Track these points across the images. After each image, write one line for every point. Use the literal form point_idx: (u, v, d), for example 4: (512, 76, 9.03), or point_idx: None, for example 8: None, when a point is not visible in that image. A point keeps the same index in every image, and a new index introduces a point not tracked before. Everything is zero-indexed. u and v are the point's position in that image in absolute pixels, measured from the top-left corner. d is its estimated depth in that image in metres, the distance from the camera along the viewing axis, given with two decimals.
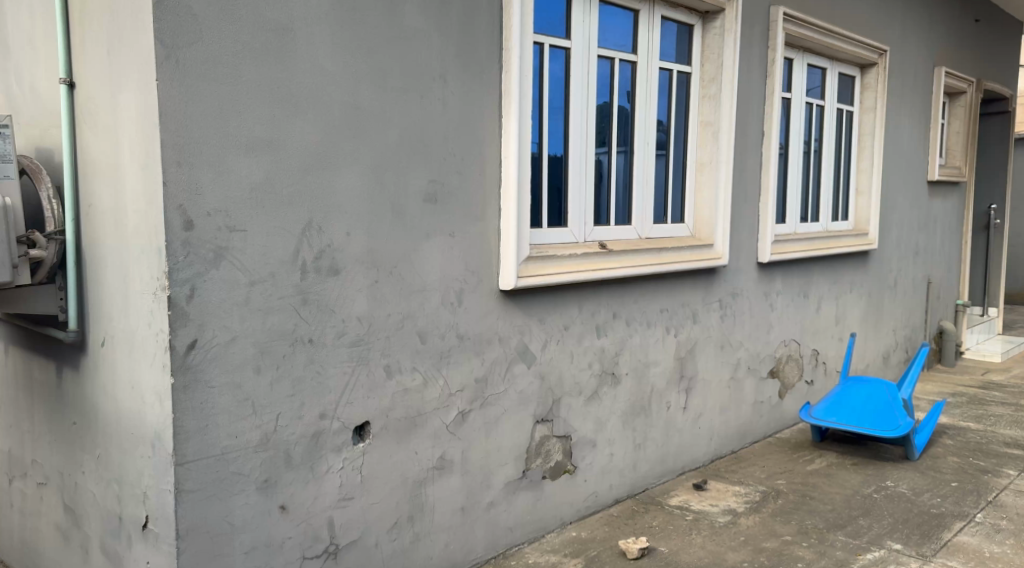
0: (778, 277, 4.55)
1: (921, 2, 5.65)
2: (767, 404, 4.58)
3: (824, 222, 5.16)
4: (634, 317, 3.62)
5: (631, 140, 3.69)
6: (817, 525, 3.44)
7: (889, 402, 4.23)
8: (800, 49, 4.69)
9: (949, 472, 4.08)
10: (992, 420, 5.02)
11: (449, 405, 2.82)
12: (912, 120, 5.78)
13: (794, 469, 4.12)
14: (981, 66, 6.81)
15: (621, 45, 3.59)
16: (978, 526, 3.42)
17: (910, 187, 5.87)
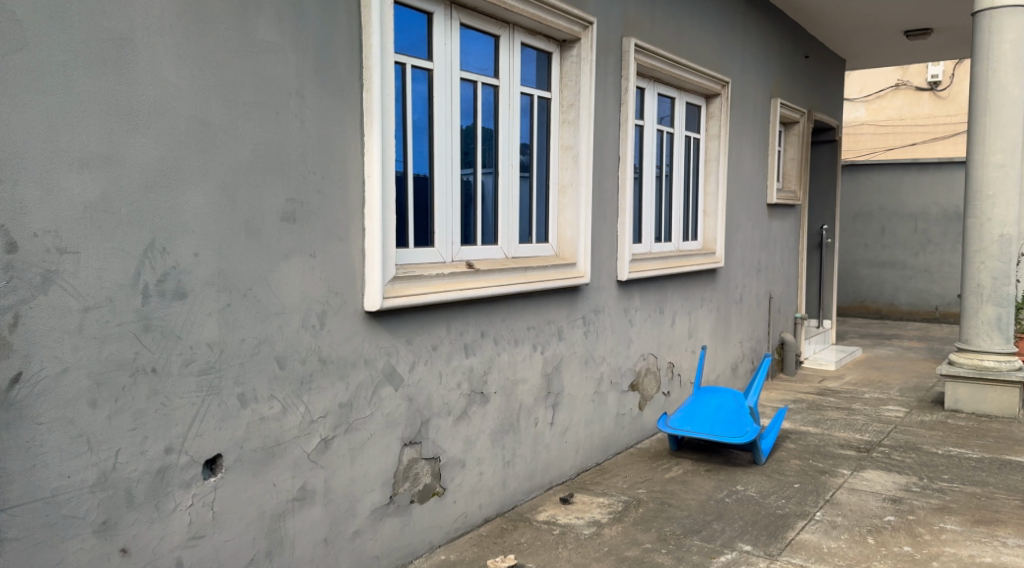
0: (636, 294, 4.75)
1: (758, 38, 6.12)
2: (628, 416, 4.74)
3: (677, 242, 5.43)
4: (501, 336, 3.65)
5: (496, 161, 3.74)
6: (675, 531, 3.59)
7: (738, 410, 4.50)
8: (651, 79, 4.95)
9: (792, 474, 4.38)
10: (827, 423, 5.44)
11: (311, 432, 2.73)
12: (752, 147, 6.23)
13: (654, 478, 4.28)
14: (811, 98, 7.44)
15: (483, 69, 3.64)
16: (817, 524, 3.68)
17: (752, 208, 6.31)
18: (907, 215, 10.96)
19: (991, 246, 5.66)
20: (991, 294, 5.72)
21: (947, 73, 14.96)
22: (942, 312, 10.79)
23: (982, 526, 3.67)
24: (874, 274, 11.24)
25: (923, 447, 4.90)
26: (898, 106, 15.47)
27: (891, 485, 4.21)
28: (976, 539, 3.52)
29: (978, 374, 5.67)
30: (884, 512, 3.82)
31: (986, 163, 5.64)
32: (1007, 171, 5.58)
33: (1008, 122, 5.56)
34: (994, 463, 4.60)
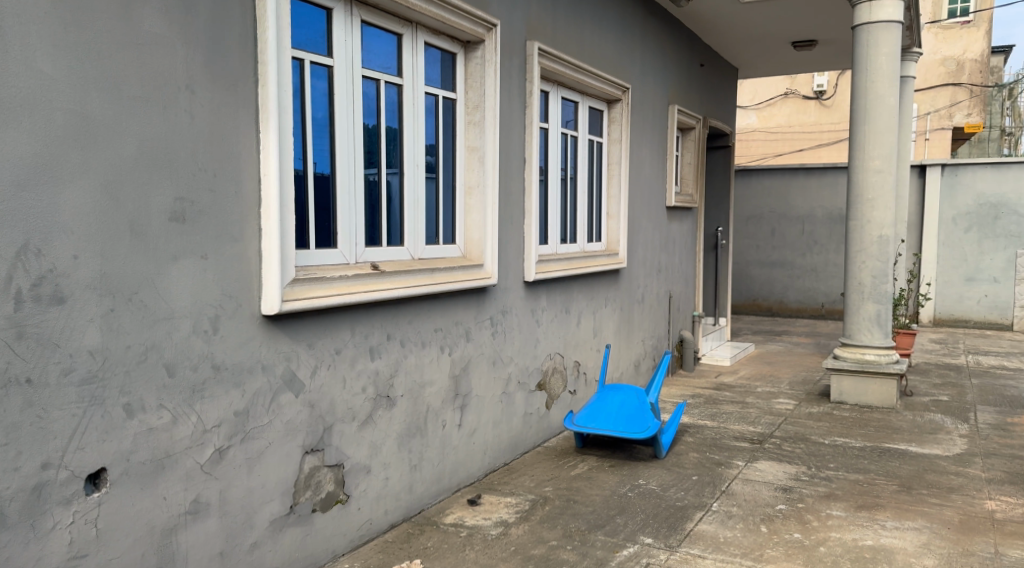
0: (543, 294, 4.79)
1: (656, 45, 6.30)
2: (535, 416, 4.78)
3: (582, 243, 5.52)
4: (407, 338, 3.61)
5: (400, 161, 3.69)
6: (580, 527, 3.64)
7: (639, 406, 4.61)
8: (554, 82, 5.01)
9: (691, 467, 4.53)
10: (723, 417, 5.66)
11: (204, 442, 2.61)
12: (652, 151, 6.40)
13: (560, 475, 4.34)
14: (707, 105, 7.72)
15: (386, 67, 3.59)
16: (714, 514, 3.82)
17: (652, 211, 6.49)
18: (796, 217, 11.53)
19: (871, 247, 6.03)
20: (871, 292, 6.09)
21: (831, 83, 15.83)
22: (827, 309, 11.42)
23: (864, 511, 3.90)
24: (766, 273, 11.78)
25: (810, 438, 5.16)
26: (787, 113, 16.28)
27: (782, 475, 4.41)
28: (858, 523, 3.74)
29: (860, 367, 6.02)
30: (775, 501, 4.01)
31: (865, 169, 6.01)
32: (884, 176, 5.96)
33: (884, 130, 5.93)
34: (874, 451, 4.91)
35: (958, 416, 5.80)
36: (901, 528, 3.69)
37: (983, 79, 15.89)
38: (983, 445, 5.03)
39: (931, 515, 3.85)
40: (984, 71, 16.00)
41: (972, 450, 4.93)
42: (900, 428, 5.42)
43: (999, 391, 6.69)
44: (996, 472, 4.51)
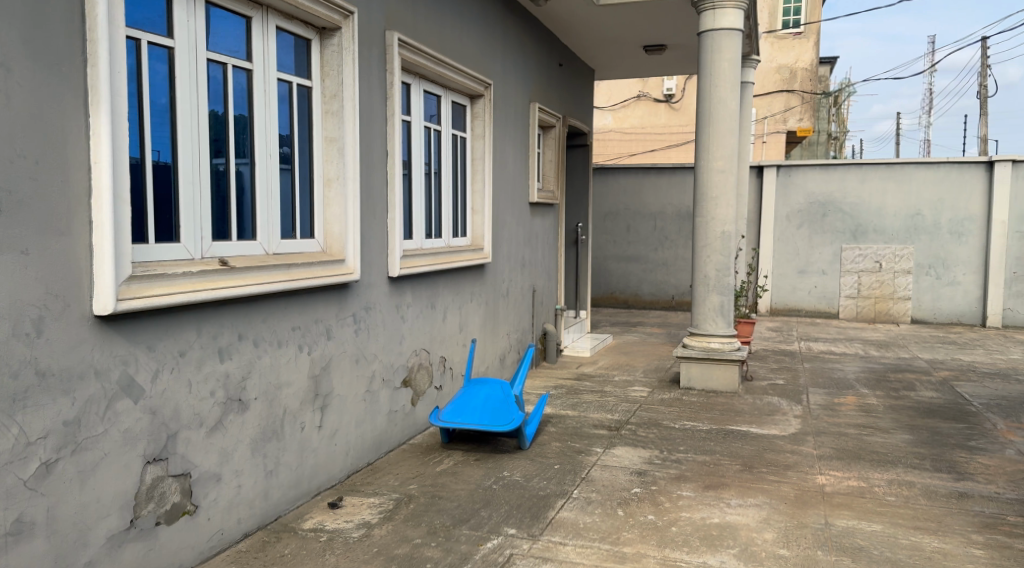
0: (407, 290, 4.72)
1: (516, 43, 6.37)
2: (400, 414, 4.70)
3: (446, 238, 5.49)
4: (262, 337, 3.45)
5: (251, 150, 3.52)
6: (445, 523, 3.63)
7: (504, 399, 4.65)
8: (415, 74, 4.95)
9: (553, 456, 4.62)
10: (584, 406, 5.82)
11: (28, 456, 2.38)
12: (515, 147, 6.47)
13: (425, 472, 4.30)
14: (566, 103, 7.90)
15: (234, 51, 3.40)
16: (574, 501, 3.92)
17: (516, 206, 6.57)
18: (649, 214, 12.06)
19: (716, 242, 6.39)
20: (716, 284, 6.46)
21: (679, 87, 16.69)
22: (678, 301, 12.03)
23: (711, 490, 4.13)
24: (623, 267, 12.24)
25: (663, 423, 5.41)
26: (640, 115, 16.99)
27: (637, 460, 4.60)
28: (706, 502, 3.96)
29: (707, 355, 6.38)
30: (631, 485, 4.16)
31: (710, 168, 6.37)
32: (728, 176, 6.34)
33: (726, 133, 6.31)
34: (720, 433, 5.21)
35: (793, 398, 6.28)
36: (744, 505, 3.94)
37: (812, 87, 17.27)
38: (814, 424, 5.48)
39: (770, 491, 4.14)
40: (813, 79, 17.38)
41: (805, 429, 5.34)
42: (742, 411, 5.79)
43: (827, 373, 7.31)
44: (825, 449, 4.91)
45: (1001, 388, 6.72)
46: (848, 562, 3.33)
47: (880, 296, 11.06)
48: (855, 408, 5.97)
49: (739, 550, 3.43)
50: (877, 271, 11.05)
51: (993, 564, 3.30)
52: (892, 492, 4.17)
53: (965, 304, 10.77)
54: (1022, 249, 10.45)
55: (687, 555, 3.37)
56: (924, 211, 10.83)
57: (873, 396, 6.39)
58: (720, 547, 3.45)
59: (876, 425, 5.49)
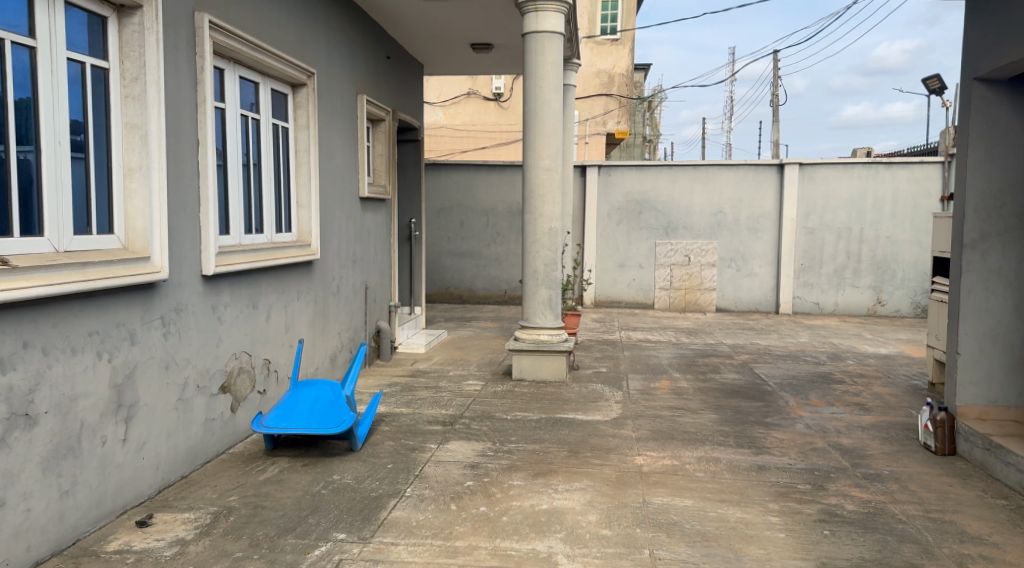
0: (225, 289, 4.45)
1: (341, 32, 6.19)
2: (218, 421, 4.42)
3: (268, 234, 5.23)
4: (53, 344, 3.12)
5: (36, 136, 3.18)
6: (268, 534, 3.46)
7: (334, 400, 4.51)
8: (229, 60, 4.68)
9: (385, 456, 4.55)
10: (418, 403, 5.78)
11: None
12: (342, 140, 6.29)
13: (247, 482, 4.08)
14: (394, 97, 7.81)
15: (13, 26, 3.05)
16: (407, 500, 3.88)
17: (345, 201, 6.39)
18: (481, 210, 12.20)
19: (543, 238, 6.59)
20: (544, 278, 6.65)
21: (507, 86, 17.02)
22: (510, 295, 12.29)
23: (540, 478, 4.25)
24: (456, 263, 12.31)
25: (495, 415, 5.50)
26: (469, 112, 17.15)
27: (470, 453, 4.63)
28: (535, 490, 4.07)
29: (537, 347, 6.54)
30: (464, 479, 4.19)
31: (536, 166, 6.54)
32: (552, 174, 6.55)
33: (550, 132, 6.51)
34: (550, 422, 5.38)
35: (615, 385, 6.61)
36: (570, 490, 4.09)
37: (628, 92, 18.25)
38: (633, 408, 5.79)
39: (595, 474, 4.33)
40: (629, 84, 18.37)
41: (625, 413, 5.64)
42: (569, 399, 6.01)
43: (645, 360, 7.77)
44: (643, 431, 5.21)
45: (791, 368, 7.46)
46: (663, 536, 3.55)
47: (689, 288, 11.92)
48: (669, 392, 6.39)
49: (566, 534, 3.55)
50: (687, 264, 11.90)
51: (786, 529, 3.65)
52: (702, 468, 4.49)
53: (762, 294, 11.85)
54: (808, 244, 11.64)
55: (517, 543, 3.44)
56: (726, 209, 11.78)
57: (684, 380, 6.87)
58: (548, 533, 3.55)
59: (687, 406, 5.90)
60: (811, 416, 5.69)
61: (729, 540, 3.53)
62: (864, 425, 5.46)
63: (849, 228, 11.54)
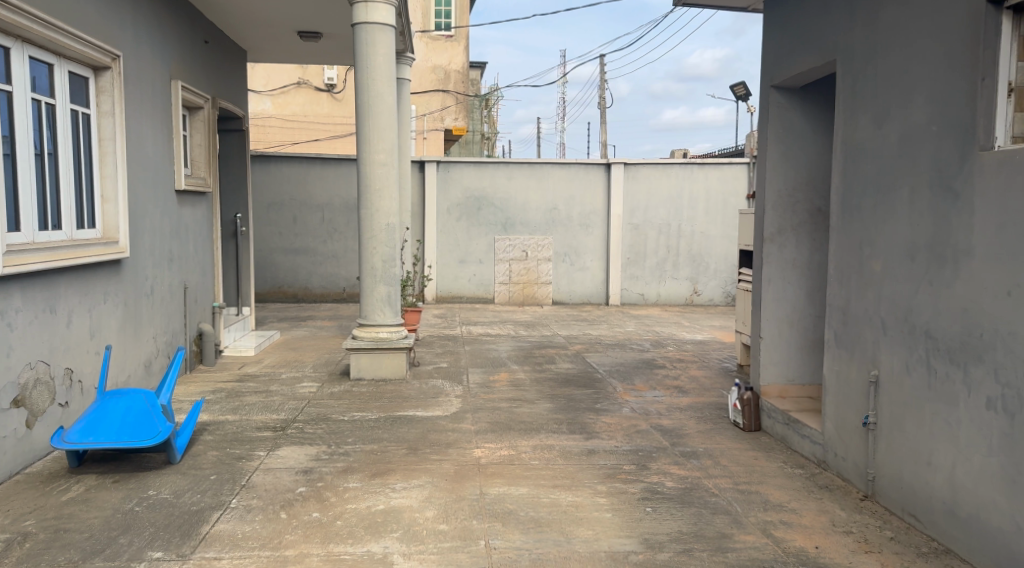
0: (16, 292, 4.02)
1: (151, 14, 5.76)
2: (11, 440, 3.98)
3: (68, 232, 4.76)
4: None
5: None
6: (71, 559, 3.17)
7: (148, 410, 4.20)
8: (17, 38, 4.21)
9: (208, 467, 4.29)
10: (245, 409, 5.50)
11: None
12: (154, 129, 5.84)
13: (46, 504, 3.70)
14: (214, 85, 7.37)
15: None
16: (232, 511, 3.68)
17: (159, 195, 5.95)
18: (314, 205, 11.82)
19: (380, 234, 6.48)
20: (382, 275, 6.55)
21: (340, 78, 16.63)
22: (348, 292, 12.01)
23: (377, 478, 4.18)
24: (288, 260, 11.86)
25: (330, 417, 5.34)
26: (300, 103, 16.57)
27: (302, 458, 4.47)
28: (371, 490, 3.99)
29: (375, 345, 6.42)
30: (295, 485, 4.04)
31: (371, 161, 6.41)
32: (388, 169, 6.45)
33: (385, 126, 6.41)
34: (388, 420, 5.31)
35: (454, 379, 6.65)
36: (408, 488, 4.06)
37: (464, 88, 18.41)
38: (472, 402, 5.85)
39: (433, 470, 4.32)
40: (464, 81, 18.52)
41: (464, 407, 5.68)
42: (408, 396, 5.97)
43: (484, 354, 7.86)
44: (482, 424, 5.28)
45: (620, 356, 7.85)
46: (499, 526, 3.61)
47: (527, 282, 12.20)
48: (507, 384, 6.51)
49: (402, 533, 3.52)
50: (524, 259, 12.18)
51: (612, 509, 3.83)
52: (536, 456, 4.61)
53: (594, 286, 12.37)
54: (634, 238, 12.29)
55: (351, 546, 3.37)
56: (559, 206, 12.18)
57: (521, 371, 7.03)
58: (383, 533, 3.50)
59: (524, 397, 6.04)
60: (637, 400, 6.01)
61: (560, 523, 3.65)
62: (683, 406, 5.85)
63: (670, 224, 12.31)
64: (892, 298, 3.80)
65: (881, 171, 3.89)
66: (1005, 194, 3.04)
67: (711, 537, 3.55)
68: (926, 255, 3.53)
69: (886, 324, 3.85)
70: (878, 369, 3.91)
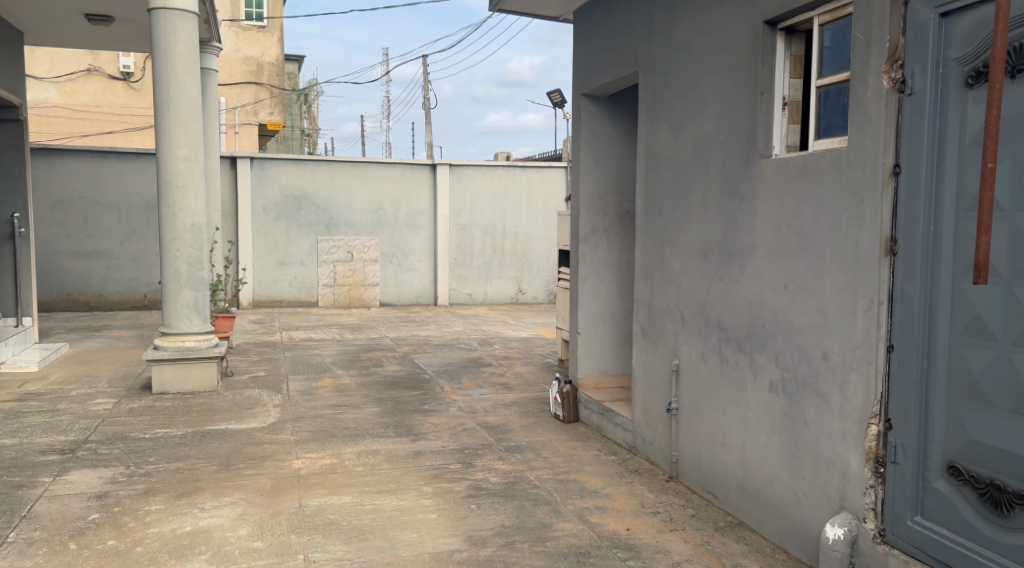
0: None
1: None
2: None
3: None
4: None
5: None
6: None
7: None
8: None
9: None
10: (27, 431, 4.94)
11: None
12: None
13: None
14: None
15: None
16: (9, 547, 3.28)
17: None
18: (109, 203, 10.84)
19: (185, 235, 6.07)
20: (188, 279, 6.13)
21: (138, 65, 15.43)
22: (150, 299, 11.14)
23: (184, 498, 3.90)
24: (80, 264, 10.80)
25: (130, 435, 4.92)
26: (91, 92, 15.15)
27: (96, 482, 4.08)
28: (177, 512, 3.72)
29: (181, 355, 5.98)
30: (87, 512, 3.67)
31: (174, 156, 5.98)
32: (192, 165, 6.04)
33: (189, 119, 6.01)
34: (196, 435, 4.98)
35: (272, 388, 6.35)
36: (219, 505, 3.83)
37: (279, 82, 17.70)
38: (292, 411, 5.62)
39: (247, 485, 4.10)
40: (279, 74, 17.82)
41: (283, 417, 5.45)
42: (220, 409, 5.63)
43: (306, 360, 7.59)
44: (302, 433, 5.08)
45: (447, 357, 7.88)
46: (319, 538, 3.48)
47: (352, 284, 11.92)
48: (331, 390, 6.32)
49: (212, 554, 3.31)
50: (349, 260, 11.89)
51: (437, 509, 3.83)
52: (361, 463, 4.51)
53: (421, 287, 12.34)
54: (460, 239, 12.40)
55: None
56: (385, 206, 12.02)
57: (346, 376, 6.86)
58: (190, 556, 3.28)
59: (348, 403, 5.89)
60: (463, 399, 6.05)
61: (384, 529, 3.60)
62: (507, 403, 5.97)
63: (495, 225, 12.56)
64: (689, 292, 4.10)
65: (678, 175, 4.18)
66: (781, 197, 3.35)
67: (532, 528, 3.65)
68: (717, 254, 3.84)
69: (684, 316, 4.15)
70: (678, 359, 4.21)
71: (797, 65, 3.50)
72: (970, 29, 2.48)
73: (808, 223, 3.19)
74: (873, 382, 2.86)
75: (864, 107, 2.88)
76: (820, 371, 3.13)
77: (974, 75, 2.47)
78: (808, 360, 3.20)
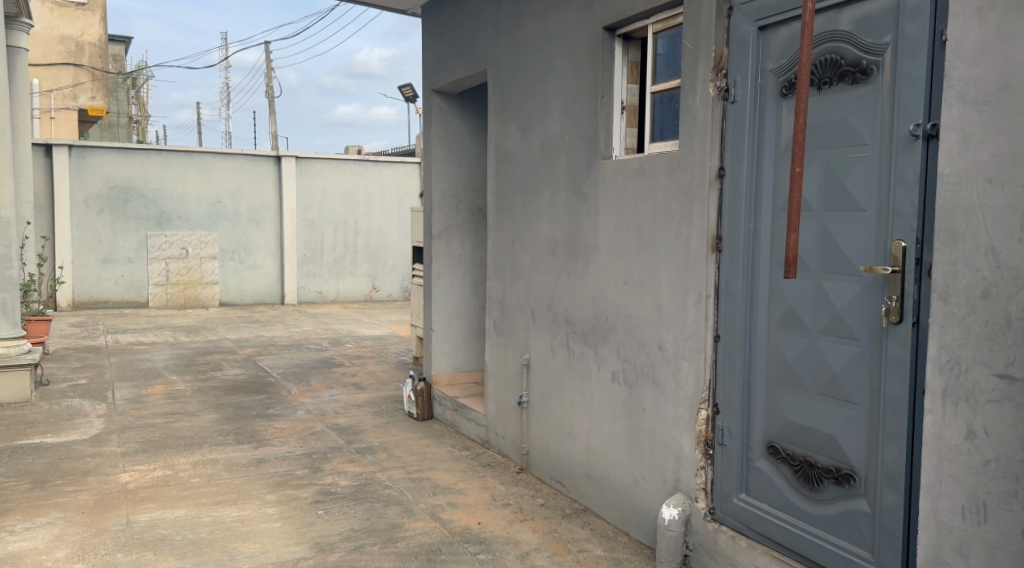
0: None
1: None
2: None
3: None
4: None
5: None
6: None
7: None
8: None
9: None
10: None
11: None
12: None
13: None
14: None
15: None
16: None
17: None
18: None
19: None
20: None
21: None
22: None
23: None
24: None
25: None
26: None
27: None
28: None
29: None
30: None
31: None
32: None
33: None
34: (4, 451, 4.50)
35: (95, 397, 5.86)
36: (33, 527, 3.49)
37: (102, 64, 16.39)
38: (119, 421, 5.21)
39: (66, 504, 3.76)
40: (102, 55, 16.50)
41: (108, 428, 5.04)
42: (34, 422, 5.12)
43: (135, 365, 7.07)
44: (131, 444, 4.73)
45: (294, 358, 7.60)
46: (149, 556, 3.25)
47: (188, 282, 11.25)
48: (163, 397, 5.92)
49: None
50: (184, 257, 11.20)
51: (281, 517, 3.69)
52: (197, 473, 4.26)
53: (266, 285, 11.84)
54: (308, 235, 12.02)
55: None
56: (224, 199, 11.42)
57: (181, 381, 6.46)
58: None
59: (183, 410, 5.55)
60: (311, 402, 5.87)
61: (223, 542, 3.42)
62: (359, 403, 5.85)
63: (345, 221, 12.27)
64: (538, 288, 4.20)
65: (527, 173, 4.26)
66: (621, 196, 3.49)
67: (382, 529, 3.59)
68: (564, 250, 3.94)
69: (534, 311, 4.23)
70: (529, 353, 4.29)
71: (633, 71, 3.65)
72: (783, 43, 2.68)
73: (645, 221, 3.34)
74: (702, 370, 3.04)
75: (693, 113, 3.05)
76: (657, 361, 3.29)
77: (787, 86, 2.66)
78: (646, 350, 3.36)
